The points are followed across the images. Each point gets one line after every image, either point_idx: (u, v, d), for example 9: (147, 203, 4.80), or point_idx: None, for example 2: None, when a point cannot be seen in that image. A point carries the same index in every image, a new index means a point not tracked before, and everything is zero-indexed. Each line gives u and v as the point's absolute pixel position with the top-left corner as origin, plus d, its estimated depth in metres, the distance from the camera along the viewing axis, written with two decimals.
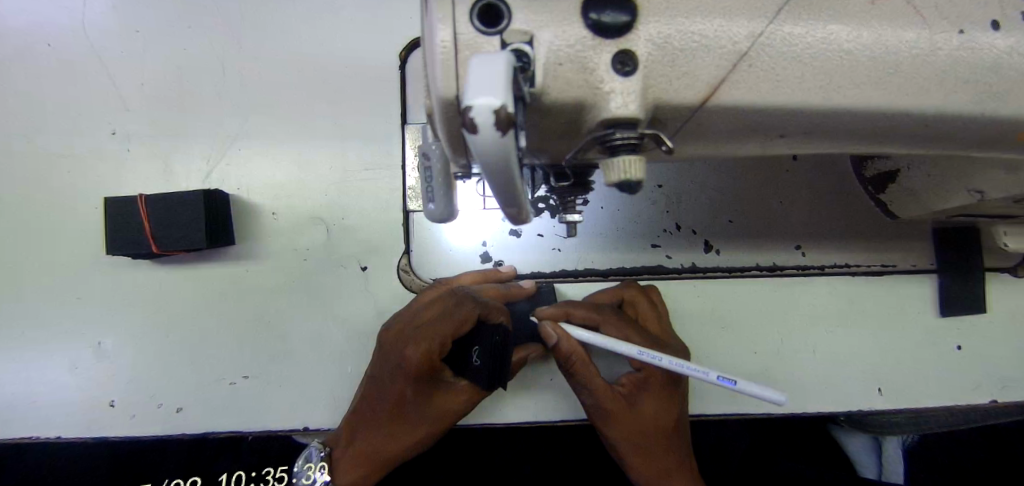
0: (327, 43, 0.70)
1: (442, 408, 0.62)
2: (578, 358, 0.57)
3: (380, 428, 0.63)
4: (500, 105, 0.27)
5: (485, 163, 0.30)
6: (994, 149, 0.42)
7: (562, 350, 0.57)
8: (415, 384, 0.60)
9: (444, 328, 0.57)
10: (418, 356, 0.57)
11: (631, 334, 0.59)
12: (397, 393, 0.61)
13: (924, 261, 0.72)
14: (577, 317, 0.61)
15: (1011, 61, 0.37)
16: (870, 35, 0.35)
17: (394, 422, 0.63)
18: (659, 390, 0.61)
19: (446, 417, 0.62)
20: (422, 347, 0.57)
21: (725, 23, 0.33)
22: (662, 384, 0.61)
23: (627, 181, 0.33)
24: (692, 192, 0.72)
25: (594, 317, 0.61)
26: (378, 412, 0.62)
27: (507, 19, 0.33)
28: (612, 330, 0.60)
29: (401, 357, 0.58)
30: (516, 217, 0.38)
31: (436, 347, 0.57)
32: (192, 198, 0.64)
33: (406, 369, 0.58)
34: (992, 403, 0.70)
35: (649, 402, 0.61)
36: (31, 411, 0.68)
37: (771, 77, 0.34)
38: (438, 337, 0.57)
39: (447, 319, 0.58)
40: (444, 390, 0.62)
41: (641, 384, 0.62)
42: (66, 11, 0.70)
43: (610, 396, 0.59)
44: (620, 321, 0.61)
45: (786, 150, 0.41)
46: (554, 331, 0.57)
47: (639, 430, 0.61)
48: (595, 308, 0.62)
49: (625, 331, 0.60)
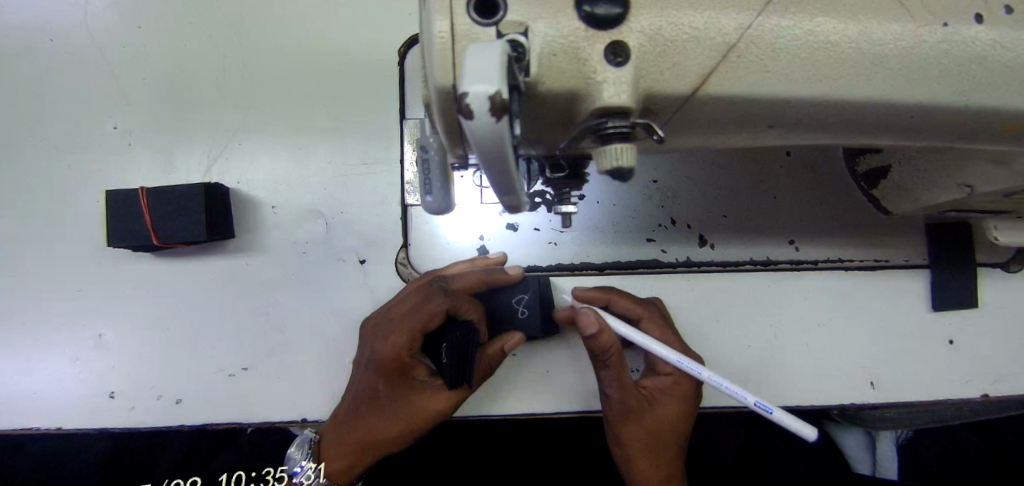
0: (327, 40, 0.71)
1: (416, 406, 0.62)
2: (615, 353, 0.56)
3: (361, 422, 0.63)
4: (495, 92, 0.28)
5: (481, 151, 0.31)
6: (981, 142, 0.43)
7: (599, 342, 0.55)
8: (389, 376, 0.62)
9: (412, 321, 0.60)
10: (388, 347, 0.61)
11: (669, 337, 0.62)
12: (372, 385, 0.63)
13: (916, 256, 0.73)
14: (621, 306, 0.64)
15: (995, 54, 0.38)
16: (856, 28, 0.36)
17: (373, 416, 0.63)
18: (679, 395, 0.63)
19: (421, 415, 0.62)
20: (391, 338, 0.61)
21: (715, 16, 0.34)
22: (684, 391, 0.63)
23: (619, 168, 0.34)
24: (688, 188, 0.73)
25: (637, 310, 0.63)
26: (357, 406, 0.63)
27: (502, 10, 0.34)
28: (653, 328, 0.62)
29: (375, 347, 0.61)
30: (511, 204, 0.39)
31: (406, 338, 0.60)
32: (193, 191, 0.65)
33: (379, 360, 0.61)
34: (983, 396, 0.70)
35: (666, 406, 0.62)
36: (31, 402, 0.68)
37: (760, 68, 0.35)
38: (407, 330, 0.60)
39: (415, 312, 0.60)
40: (418, 388, 0.63)
41: (663, 388, 0.63)
42: (69, 7, 0.71)
43: (633, 394, 0.60)
44: (659, 321, 0.63)
45: (776, 141, 0.42)
46: (595, 322, 0.54)
47: (652, 430, 0.63)
48: (641, 304, 0.64)
49: (664, 332, 0.62)
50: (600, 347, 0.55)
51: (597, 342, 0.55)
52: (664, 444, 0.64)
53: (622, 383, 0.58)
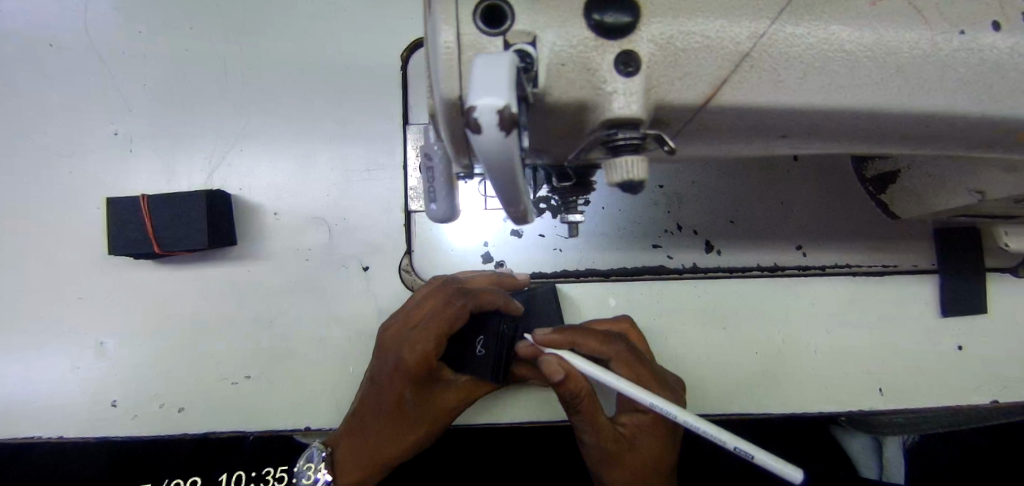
0: (329, 44, 0.71)
1: (443, 406, 0.63)
2: (583, 395, 0.55)
3: (381, 427, 0.63)
4: (504, 106, 0.27)
5: (489, 164, 0.30)
6: (995, 150, 0.42)
7: (566, 386, 0.54)
8: (413, 386, 0.61)
9: (437, 326, 0.59)
10: (415, 356, 0.59)
11: (638, 373, 0.58)
12: (395, 394, 0.61)
13: (925, 261, 0.72)
14: (583, 347, 0.58)
15: (1012, 61, 0.37)
16: (871, 36, 0.35)
17: (394, 421, 0.63)
18: (658, 431, 0.60)
19: (446, 414, 0.63)
20: (419, 346, 0.59)
21: (727, 23, 0.34)
22: (663, 427, 0.60)
23: (630, 180, 0.34)
24: (693, 193, 0.72)
25: (603, 350, 0.58)
26: (379, 412, 0.62)
27: (510, 19, 0.33)
28: (620, 368, 0.58)
29: (399, 358, 0.59)
30: (518, 217, 0.38)
31: (434, 344, 0.59)
32: (194, 198, 0.64)
33: (404, 369, 0.59)
34: (992, 403, 0.70)
35: (647, 445, 0.59)
36: (32, 410, 0.68)
37: (772, 77, 0.34)
38: (433, 335, 0.59)
39: (440, 316, 0.59)
40: (443, 389, 0.63)
41: (641, 426, 0.60)
42: (69, 11, 0.70)
43: (609, 436, 0.57)
44: (629, 356, 0.58)
45: (787, 150, 0.41)
46: (560, 366, 0.53)
47: (637, 471, 0.59)
48: (606, 341, 0.59)
49: (634, 371, 0.58)
50: (569, 391, 0.54)
51: (564, 387, 0.54)
52: (653, 482, 0.61)
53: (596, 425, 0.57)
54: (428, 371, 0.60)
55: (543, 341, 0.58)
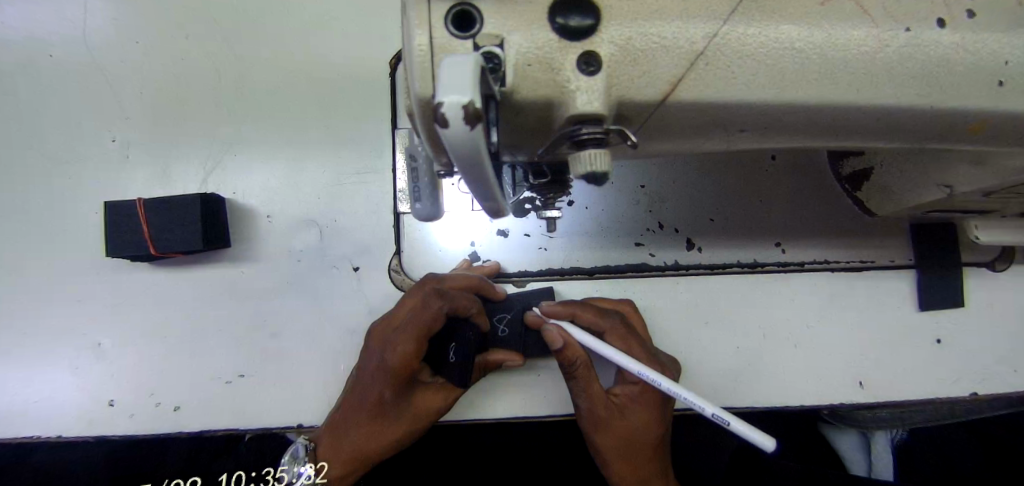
0: (320, 52, 0.73)
1: (423, 404, 0.66)
2: (580, 364, 0.59)
3: (363, 424, 0.65)
4: (468, 102, 0.29)
5: (458, 157, 0.32)
6: (950, 142, 0.44)
7: (565, 354, 0.59)
8: (395, 385, 0.63)
9: (415, 331, 0.59)
10: (397, 359, 0.60)
11: (631, 346, 0.61)
12: (378, 392, 0.64)
13: (902, 256, 0.73)
14: (583, 318, 0.63)
15: (957, 56, 0.39)
16: (820, 35, 0.37)
17: (376, 417, 0.65)
18: (648, 402, 0.63)
19: (425, 414, 0.66)
20: (400, 350, 0.59)
21: (683, 25, 0.36)
22: (653, 397, 0.63)
23: (594, 172, 0.36)
24: (674, 192, 0.74)
25: (599, 323, 0.63)
26: (361, 409, 0.64)
27: (479, 23, 0.35)
28: (614, 340, 0.61)
29: (384, 359, 0.61)
30: (493, 209, 0.40)
31: (412, 349, 0.59)
32: (189, 201, 0.66)
33: (387, 369, 0.61)
34: (971, 395, 0.71)
35: (637, 413, 0.63)
36: (31, 411, 0.69)
37: (727, 75, 0.36)
38: (411, 340, 0.59)
39: (418, 319, 0.59)
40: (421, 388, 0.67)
41: (632, 396, 0.63)
42: (69, 24, 0.73)
43: (602, 403, 0.61)
44: (623, 332, 0.62)
45: (749, 144, 0.44)
46: (560, 336, 0.58)
47: (624, 436, 0.64)
48: (601, 313, 0.63)
49: (626, 343, 0.61)
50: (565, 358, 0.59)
51: (565, 355, 0.59)
52: (638, 447, 0.65)
53: (591, 392, 0.60)
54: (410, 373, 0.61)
55: (548, 312, 0.64)
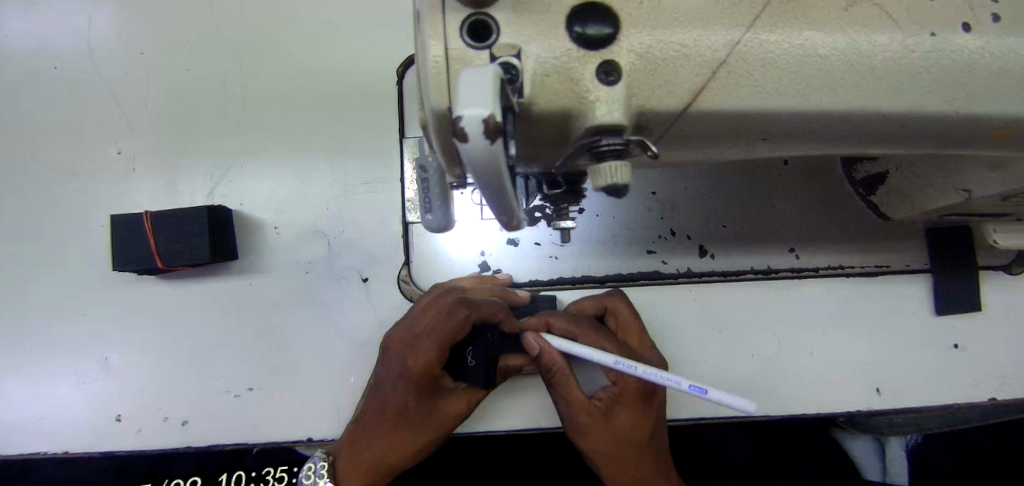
0: (326, 61, 0.73)
1: (445, 413, 0.64)
2: (560, 369, 0.59)
3: (384, 431, 0.64)
4: (489, 115, 0.29)
5: (476, 170, 0.31)
6: (973, 148, 0.43)
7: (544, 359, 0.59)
8: (417, 391, 0.62)
9: (439, 338, 0.59)
10: (420, 364, 0.60)
11: (605, 347, 0.61)
12: (401, 399, 0.63)
13: (918, 261, 0.72)
14: (556, 327, 0.63)
15: (983, 61, 0.38)
16: (843, 41, 0.36)
17: (398, 424, 0.64)
18: (632, 403, 0.63)
19: (449, 422, 0.64)
20: (422, 356, 0.60)
21: (704, 33, 0.35)
22: (637, 398, 0.63)
23: (614, 185, 0.35)
24: (686, 198, 0.73)
25: (573, 329, 0.62)
26: (382, 417, 0.63)
27: (495, 32, 0.34)
28: (587, 343, 0.61)
29: (404, 365, 0.62)
30: (509, 223, 0.39)
31: (436, 354, 0.60)
32: (195, 213, 0.65)
33: (409, 374, 0.62)
34: (990, 401, 0.70)
35: (623, 416, 0.62)
36: (37, 427, 0.68)
37: (750, 83, 0.36)
38: (434, 346, 0.60)
39: (442, 328, 0.59)
40: (445, 396, 0.64)
41: (613, 398, 0.63)
42: (73, 36, 0.72)
43: (584, 409, 0.60)
44: (596, 333, 0.62)
45: (768, 152, 0.43)
46: (537, 343, 0.59)
47: (612, 442, 0.62)
48: (573, 320, 0.63)
49: (600, 345, 0.61)
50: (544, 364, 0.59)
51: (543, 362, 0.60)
52: (630, 454, 0.63)
53: (575, 398, 0.60)
54: (432, 377, 0.62)
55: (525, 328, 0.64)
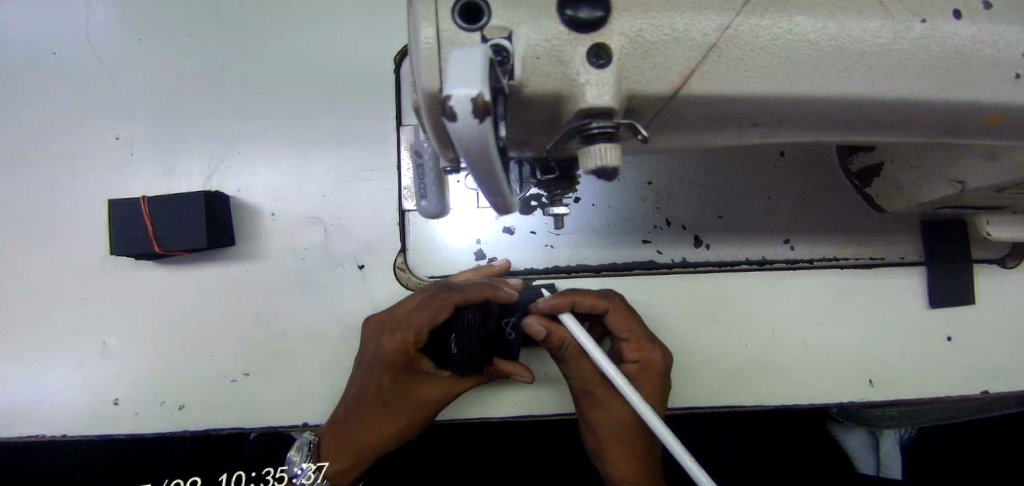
0: (323, 49, 0.73)
1: (424, 397, 0.65)
2: (568, 346, 0.61)
3: (363, 414, 0.65)
4: (477, 95, 0.29)
5: (466, 152, 0.32)
6: (964, 136, 0.43)
7: (551, 340, 0.61)
8: (395, 373, 0.64)
9: (419, 315, 0.62)
10: (395, 344, 0.62)
11: (627, 325, 0.63)
12: (378, 381, 0.65)
13: (912, 253, 0.73)
14: (583, 304, 0.62)
15: (974, 48, 0.38)
16: (834, 26, 0.36)
17: (376, 409, 0.66)
18: (648, 381, 0.63)
19: (426, 406, 0.65)
20: (397, 335, 0.62)
21: (695, 17, 0.35)
22: (653, 377, 0.63)
23: (604, 167, 0.35)
24: (682, 188, 0.73)
25: (601, 306, 0.63)
26: (361, 400, 0.65)
27: (486, 15, 0.35)
28: (616, 320, 0.63)
29: (379, 346, 0.63)
30: (501, 206, 0.40)
31: (414, 332, 0.62)
32: (193, 198, 0.66)
33: (385, 355, 0.63)
34: (983, 393, 0.70)
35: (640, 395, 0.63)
36: (35, 410, 0.69)
37: (739, 68, 0.36)
38: (412, 324, 0.62)
39: (421, 307, 0.62)
40: (424, 380, 0.66)
41: (632, 375, 0.64)
42: (72, 20, 0.73)
43: (599, 383, 0.63)
44: (624, 311, 0.64)
45: (761, 139, 0.43)
46: (541, 326, 0.61)
47: (616, 420, 0.65)
48: (602, 296, 0.64)
49: (627, 324, 0.63)
50: (553, 343, 0.62)
51: (550, 341, 0.62)
52: (631, 434, 0.66)
53: (584, 372, 0.63)
54: (409, 360, 0.63)
55: (546, 307, 0.61)
